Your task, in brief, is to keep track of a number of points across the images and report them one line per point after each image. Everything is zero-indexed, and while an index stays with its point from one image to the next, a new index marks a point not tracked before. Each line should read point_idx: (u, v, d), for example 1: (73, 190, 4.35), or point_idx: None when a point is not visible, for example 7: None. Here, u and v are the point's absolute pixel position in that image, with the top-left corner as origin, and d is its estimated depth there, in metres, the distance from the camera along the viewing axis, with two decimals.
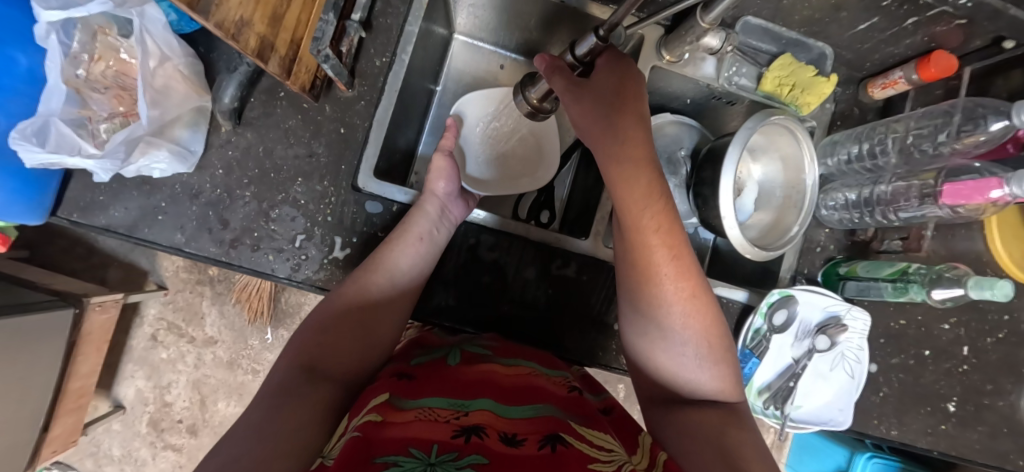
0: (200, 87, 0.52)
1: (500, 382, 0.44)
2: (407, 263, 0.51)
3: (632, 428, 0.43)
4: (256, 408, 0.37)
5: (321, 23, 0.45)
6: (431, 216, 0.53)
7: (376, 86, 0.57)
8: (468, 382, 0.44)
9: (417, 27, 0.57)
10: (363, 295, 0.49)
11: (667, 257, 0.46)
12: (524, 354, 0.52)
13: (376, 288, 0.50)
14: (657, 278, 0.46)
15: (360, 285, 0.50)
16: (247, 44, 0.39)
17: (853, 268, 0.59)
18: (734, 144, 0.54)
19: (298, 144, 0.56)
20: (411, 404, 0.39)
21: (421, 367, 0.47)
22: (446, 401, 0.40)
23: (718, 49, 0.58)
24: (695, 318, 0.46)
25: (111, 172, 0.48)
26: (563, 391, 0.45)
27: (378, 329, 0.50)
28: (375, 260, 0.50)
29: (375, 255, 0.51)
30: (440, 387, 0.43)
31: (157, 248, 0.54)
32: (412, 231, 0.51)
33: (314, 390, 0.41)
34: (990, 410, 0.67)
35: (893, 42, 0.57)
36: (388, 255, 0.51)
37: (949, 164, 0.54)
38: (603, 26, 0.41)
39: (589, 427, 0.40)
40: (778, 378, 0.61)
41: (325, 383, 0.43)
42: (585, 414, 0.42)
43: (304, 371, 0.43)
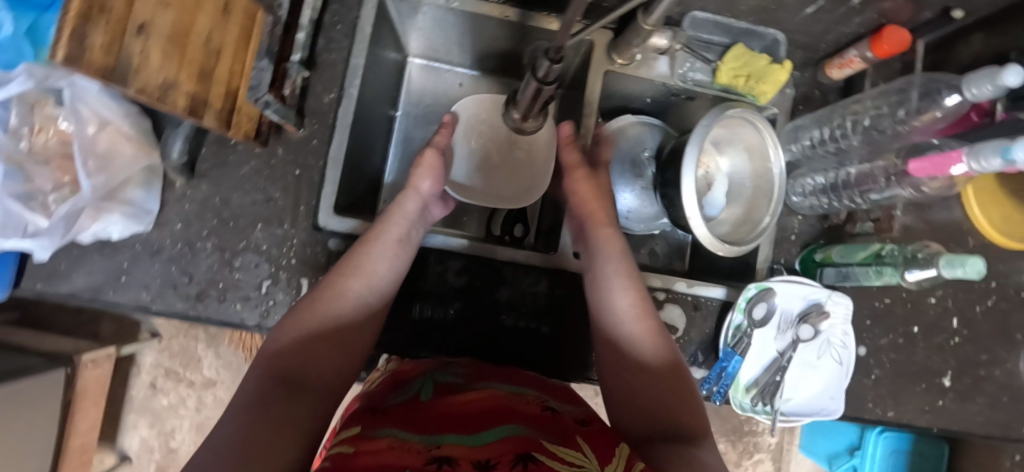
0: (148, 145, 0.52)
1: (476, 407, 0.43)
2: (383, 266, 0.50)
3: (611, 441, 0.40)
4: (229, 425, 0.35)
5: (257, 71, 0.44)
6: (408, 216, 0.53)
7: (327, 123, 0.57)
8: (440, 415, 0.42)
9: (362, 60, 0.57)
10: (341, 302, 0.47)
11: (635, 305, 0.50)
12: (499, 374, 0.50)
13: (356, 292, 0.48)
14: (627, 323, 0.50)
15: (337, 290, 0.47)
16: (178, 103, 0.39)
17: (828, 254, 0.58)
18: (691, 142, 0.53)
19: (254, 190, 0.55)
20: (383, 434, 0.38)
21: (394, 404, 0.45)
22: (417, 435, 0.38)
23: (667, 47, 0.57)
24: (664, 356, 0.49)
25: (50, 249, 0.47)
26: (535, 409, 0.43)
27: (356, 337, 0.47)
28: (351, 264, 0.49)
29: (349, 259, 0.49)
30: (413, 421, 0.41)
31: (123, 309, 0.54)
32: (390, 234, 0.51)
33: (289, 403, 0.39)
34: (988, 380, 0.66)
35: (843, 22, 0.56)
36: (365, 260, 0.49)
37: (909, 144, 0.53)
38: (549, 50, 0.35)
39: (564, 443, 0.38)
40: (764, 373, 0.59)
41: (302, 397, 0.40)
42: (558, 431, 0.40)
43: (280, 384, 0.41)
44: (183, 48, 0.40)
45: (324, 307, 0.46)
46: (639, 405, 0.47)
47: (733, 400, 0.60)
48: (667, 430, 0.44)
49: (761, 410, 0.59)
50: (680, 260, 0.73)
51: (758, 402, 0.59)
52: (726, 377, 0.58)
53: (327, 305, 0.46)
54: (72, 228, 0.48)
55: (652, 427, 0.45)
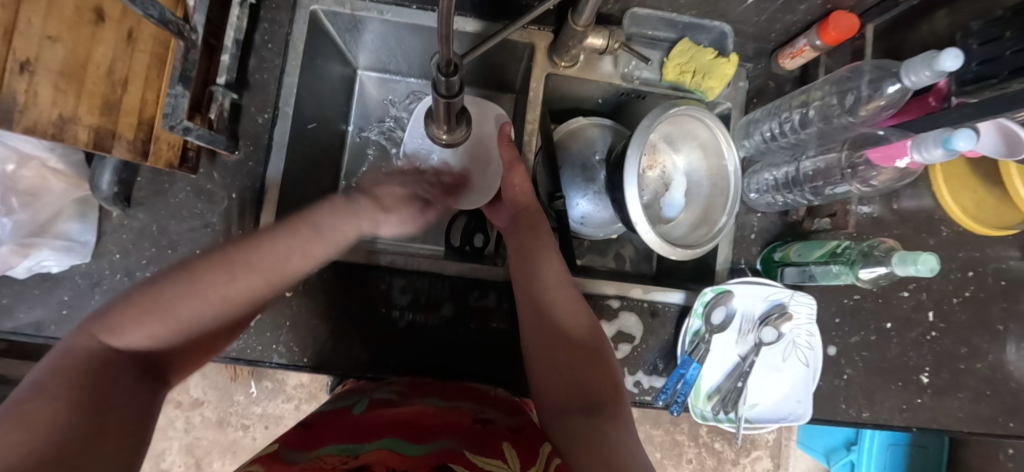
0: (80, 177, 0.52)
1: (407, 418, 0.41)
2: (299, 260, 0.42)
3: (536, 440, 0.42)
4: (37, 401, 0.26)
5: (172, 98, 0.43)
6: (358, 217, 0.47)
7: (262, 144, 0.56)
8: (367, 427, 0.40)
9: (296, 78, 0.56)
10: (236, 276, 0.38)
11: (563, 292, 0.50)
12: (436, 390, 0.49)
13: (259, 285, 0.39)
14: (551, 306, 0.49)
15: (229, 271, 0.38)
16: (79, 139, 0.38)
17: (787, 253, 0.56)
18: (632, 148, 0.51)
19: (192, 217, 0.54)
20: (300, 457, 0.35)
21: (323, 419, 0.43)
22: (339, 447, 0.36)
23: (606, 47, 0.55)
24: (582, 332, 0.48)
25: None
26: (469, 421, 0.42)
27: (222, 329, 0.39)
28: (263, 245, 0.40)
29: (250, 241, 0.40)
30: (337, 433, 0.39)
31: (66, 343, 0.53)
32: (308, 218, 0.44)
33: (140, 386, 0.32)
34: (968, 374, 0.63)
35: (788, 10, 0.54)
36: (269, 247, 0.41)
37: (857, 134, 0.50)
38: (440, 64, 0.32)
39: (486, 455, 0.37)
40: (727, 379, 0.56)
41: (148, 377, 0.33)
42: (485, 441, 0.39)
43: (135, 361, 0.33)
44: (80, 81, 0.38)
45: (209, 274, 0.37)
46: (560, 381, 0.46)
47: (694, 410, 0.57)
48: (586, 404, 0.43)
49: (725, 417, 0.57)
50: (645, 263, 0.70)
51: (721, 410, 0.56)
52: (684, 385, 0.55)
53: (235, 281, 0.38)
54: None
55: (570, 403, 0.44)
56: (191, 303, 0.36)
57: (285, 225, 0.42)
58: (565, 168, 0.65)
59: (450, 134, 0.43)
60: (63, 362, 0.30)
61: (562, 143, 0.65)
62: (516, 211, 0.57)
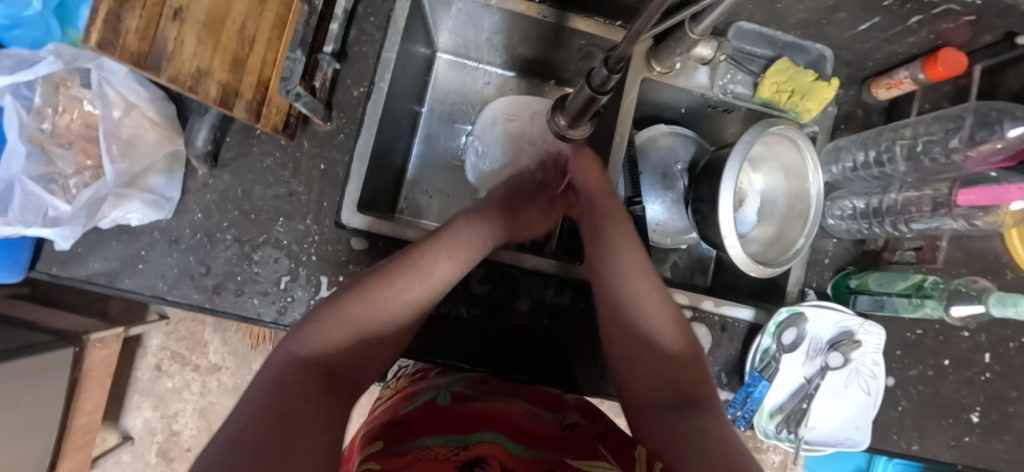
0: (172, 132, 0.51)
1: (499, 417, 0.42)
2: (442, 270, 0.47)
3: (629, 443, 0.41)
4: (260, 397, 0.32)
5: (290, 62, 0.42)
6: (464, 227, 0.50)
7: (355, 118, 0.55)
8: (463, 421, 0.41)
9: (394, 53, 0.55)
10: (398, 299, 0.44)
11: (648, 284, 0.48)
12: (511, 393, 0.50)
13: (415, 293, 0.45)
14: (637, 309, 0.47)
15: (400, 284, 0.44)
16: (209, 93, 0.38)
17: (865, 282, 0.56)
18: (733, 157, 0.51)
19: (277, 183, 0.54)
20: (408, 448, 0.36)
21: (410, 413, 0.44)
22: (443, 439, 0.37)
23: (711, 58, 0.54)
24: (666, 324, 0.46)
25: (73, 238, 0.46)
26: (556, 430, 0.43)
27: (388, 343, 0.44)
28: (420, 265, 0.45)
29: (407, 255, 0.46)
30: (435, 424, 0.41)
31: (138, 297, 0.53)
32: (443, 238, 0.48)
33: (327, 392, 0.35)
34: (1017, 418, 0.64)
35: (896, 41, 0.54)
36: (428, 261, 0.46)
37: (964, 173, 0.51)
38: (610, 56, 0.32)
39: (587, 459, 0.37)
40: (790, 399, 0.58)
41: (338, 386, 0.37)
42: (580, 447, 0.40)
43: (320, 374, 0.36)
44: (217, 36, 0.38)
45: (383, 294, 0.43)
46: (646, 374, 0.45)
47: (756, 426, 0.59)
48: (679, 398, 0.42)
49: (784, 436, 0.58)
50: (704, 275, 0.70)
51: (782, 429, 0.58)
52: (750, 402, 0.56)
53: (387, 302, 0.43)
54: (89, 217, 0.46)
55: (658, 397, 0.43)
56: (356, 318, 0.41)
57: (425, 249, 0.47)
58: (644, 174, 0.66)
59: (571, 127, 0.43)
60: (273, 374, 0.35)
61: (642, 148, 0.66)
62: (588, 197, 0.55)
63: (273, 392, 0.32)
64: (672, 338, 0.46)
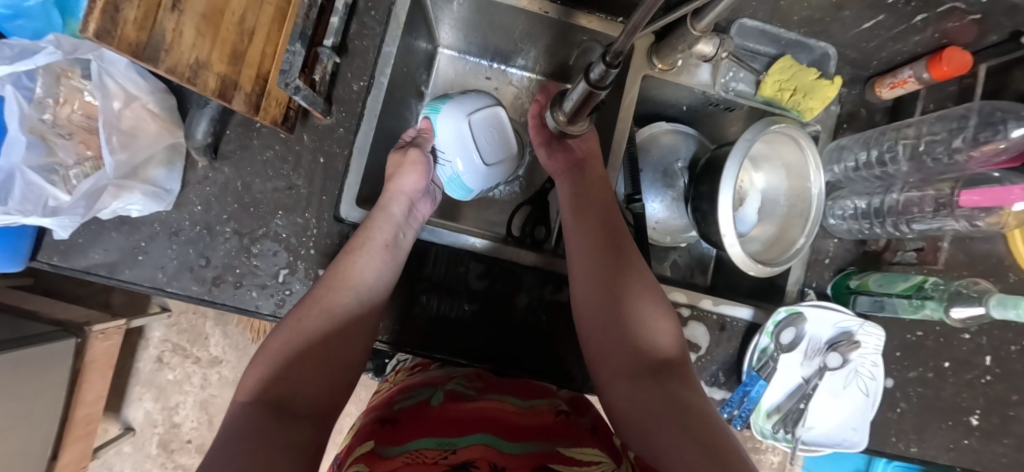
0: (173, 125, 0.51)
1: (490, 417, 0.42)
2: (369, 273, 0.49)
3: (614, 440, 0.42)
4: (217, 449, 0.33)
5: (290, 54, 0.42)
6: (397, 221, 0.52)
7: (355, 112, 0.55)
8: (454, 420, 0.41)
9: (395, 47, 0.55)
10: (329, 311, 0.46)
11: (627, 262, 0.51)
12: (509, 389, 0.49)
13: (344, 303, 0.47)
14: (627, 312, 0.48)
15: (325, 301, 0.46)
16: (208, 85, 0.38)
17: (865, 282, 0.56)
18: (734, 155, 0.51)
19: (277, 177, 0.54)
20: (398, 451, 0.37)
21: (404, 409, 0.44)
22: (432, 441, 0.37)
23: (713, 56, 0.54)
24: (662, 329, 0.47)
25: (71, 227, 0.46)
26: (550, 416, 0.43)
27: (346, 351, 0.46)
28: (337, 276, 0.48)
29: (336, 270, 0.48)
30: (426, 424, 0.40)
31: (138, 289, 0.53)
32: (376, 239, 0.50)
33: (285, 428, 0.37)
34: (1017, 422, 0.63)
35: (901, 40, 0.53)
36: (351, 268, 0.48)
37: (967, 174, 0.50)
38: (608, 52, 0.32)
39: (578, 449, 0.38)
40: (788, 399, 0.57)
41: (292, 420, 0.38)
42: (573, 435, 0.40)
43: (268, 409, 0.38)
44: (216, 27, 0.38)
45: (310, 323, 0.45)
46: (621, 347, 0.47)
47: (753, 426, 0.58)
48: (653, 368, 0.44)
49: (781, 436, 0.58)
50: (703, 274, 0.70)
51: (779, 429, 0.57)
52: (748, 402, 0.56)
53: (314, 319, 0.45)
54: (88, 207, 0.46)
55: (631, 367, 0.45)
56: (292, 349, 0.43)
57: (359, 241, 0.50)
58: (644, 172, 0.66)
59: (570, 123, 0.44)
60: (230, 431, 0.36)
61: (643, 146, 0.65)
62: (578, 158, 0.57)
63: (228, 448, 0.33)
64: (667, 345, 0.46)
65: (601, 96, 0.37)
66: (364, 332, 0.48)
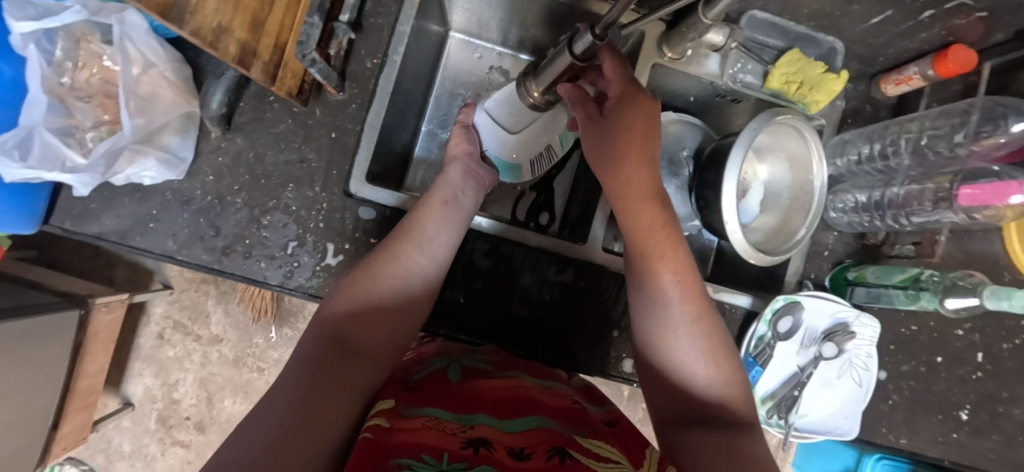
0: (188, 94, 0.52)
1: (508, 398, 0.43)
2: (434, 228, 0.50)
3: (641, 442, 0.41)
4: (284, 386, 0.37)
5: (307, 27, 0.44)
6: (455, 183, 0.54)
7: (367, 89, 0.56)
8: (471, 399, 0.42)
9: (409, 27, 0.56)
10: (393, 267, 0.47)
11: (681, 288, 0.45)
12: (529, 370, 0.51)
13: (413, 259, 0.48)
14: (665, 321, 0.44)
15: (396, 253, 0.48)
16: (228, 51, 0.38)
17: (862, 274, 0.57)
18: (737, 147, 0.52)
19: (289, 149, 0.55)
20: (417, 413, 0.38)
21: (421, 379, 0.46)
22: (450, 414, 0.39)
23: (722, 45, 0.55)
24: (703, 338, 0.44)
25: (91, 185, 0.47)
26: (564, 405, 0.44)
27: (413, 301, 0.48)
28: (406, 233, 0.49)
29: (406, 225, 0.50)
30: (444, 397, 0.42)
31: (149, 256, 0.54)
32: (436, 197, 0.52)
33: (343, 369, 0.40)
34: (1006, 418, 0.64)
35: (908, 36, 0.54)
36: (419, 225, 0.50)
37: (967, 168, 0.51)
38: (598, 24, 0.36)
39: (592, 438, 0.39)
40: (782, 387, 0.59)
41: (355, 360, 0.42)
42: (588, 425, 0.42)
43: (331, 349, 0.41)
44: None
45: (380, 271, 0.47)
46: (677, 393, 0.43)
47: None
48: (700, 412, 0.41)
49: (774, 422, 0.59)
50: (704, 265, 0.71)
51: (773, 415, 0.59)
52: None
53: (383, 273, 0.47)
54: (105, 169, 0.47)
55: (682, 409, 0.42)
56: (361, 296, 0.45)
57: (416, 213, 0.51)
58: None
59: (543, 92, 0.52)
60: (305, 357, 0.40)
61: None
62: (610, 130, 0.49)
63: (296, 379, 0.38)
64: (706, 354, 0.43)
65: (581, 65, 0.43)
66: (432, 288, 0.50)
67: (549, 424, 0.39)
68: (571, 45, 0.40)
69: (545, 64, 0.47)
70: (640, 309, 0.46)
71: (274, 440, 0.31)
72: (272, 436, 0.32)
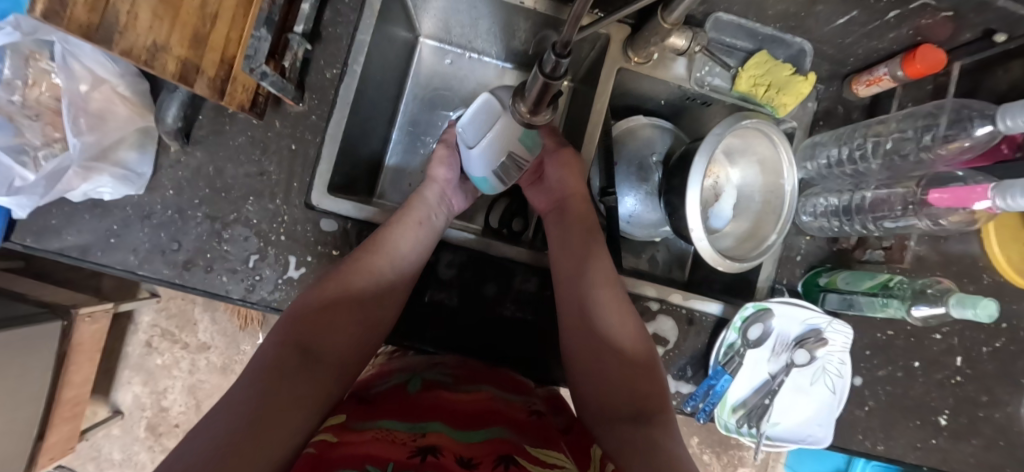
0: (143, 108, 0.51)
1: (464, 409, 0.43)
2: (407, 244, 0.51)
3: (586, 445, 0.43)
4: (237, 390, 0.36)
5: (256, 40, 0.44)
6: (430, 204, 0.55)
7: (327, 99, 0.55)
8: (424, 410, 0.42)
9: (368, 36, 0.55)
10: (362, 278, 0.47)
11: (611, 297, 0.48)
12: (487, 378, 0.50)
13: (383, 270, 0.48)
14: (596, 315, 0.47)
15: (366, 266, 0.48)
16: (166, 69, 0.39)
17: (834, 280, 0.56)
18: (702, 151, 0.51)
19: (248, 163, 0.54)
20: (367, 425, 0.38)
21: (379, 395, 0.45)
22: (402, 424, 0.39)
23: (686, 49, 0.54)
24: (626, 330, 0.47)
25: (28, 207, 0.47)
26: (523, 415, 0.43)
27: (379, 309, 0.48)
28: (378, 247, 0.49)
29: (378, 239, 0.50)
30: (397, 409, 0.42)
31: (110, 271, 0.53)
32: (411, 216, 0.53)
33: (302, 374, 0.40)
34: (986, 422, 0.63)
35: (876, 36, 0.53)
36: (390, 237, 0.50)
37: (931, 172, 0.50)
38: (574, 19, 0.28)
39: (547, 448, 0.38)
40: (754, 394, 0.57)
41: (316, 368, 0.41)
42: (543, 436, 0.40)
43: (292, 351, 0.41)
44: (175, 10, 0.39)
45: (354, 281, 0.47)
46: (600, 386, 0.45)
47: (718, 420, 0.58)
48: (634, 410, 0.43)
49: (745, 432, 0.58)
50: (681, 269, 0.71)
51: (744, 424, 0.57)
52: (713, 395, 0.56)
53: (353, 282, 0.47)
54: (42, 191, 0.47)
55: (617, 409, 0.43)
56: (326, 302, 0.45)
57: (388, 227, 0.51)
58: (620, 165, 0.65)
59: (534, 114, 0.42)
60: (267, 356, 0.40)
61: (620, 139, 0.65)
62: (563, 194, 0.55)
63: (253, 382, 0.37)
64: (627, 344, 0.46)
65: (558, 86, 0.36)
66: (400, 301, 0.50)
67: (502, 435, 0.39)
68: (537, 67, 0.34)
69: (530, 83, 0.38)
70: (569, 304, 0.49)
71: (222, 447, 0.31)
72: (217, 445, 0.31)
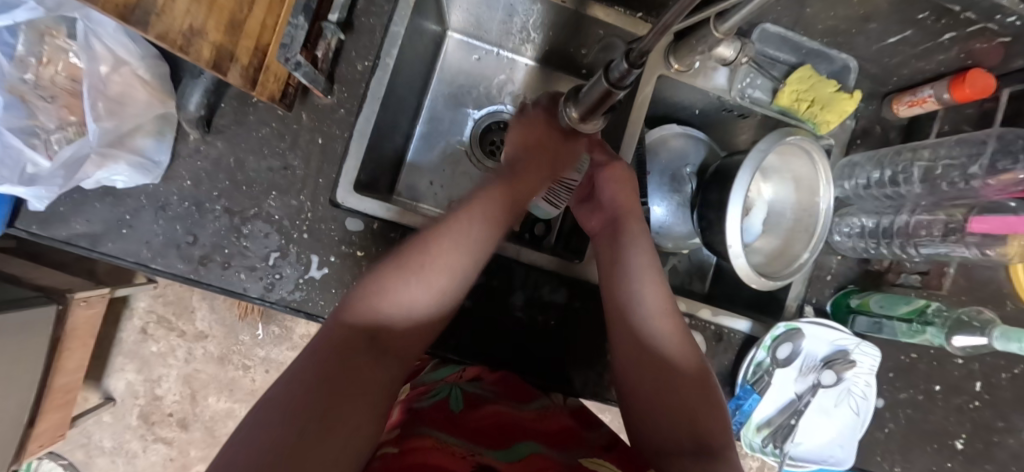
0: (164, 94, 0.49)
1: (505, 422, 0.42)
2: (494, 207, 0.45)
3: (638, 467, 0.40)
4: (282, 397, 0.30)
5: (291, 28, 0.41)
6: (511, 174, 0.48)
7: (357, 93, 0.53)
8: (470, 422, 0.41)
9: (403, 28, 0.53)
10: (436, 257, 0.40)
11: (671, 327, 0.46)
12: (524, 395, 0.49)
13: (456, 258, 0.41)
14: (650, 336, 0.46)
15: (426, 246, 0.41)
16: (201, 55, 0.36)
17: (866, 302, 0.56)
18: (745, 167, 0.49)
19: (272, 155, 0.52)
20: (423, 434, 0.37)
21: (423, 407, 0.42)
22: (456, 437, 0.37)
23: (732, 60, 0.52)
24: (682, 351, 0.45)
25: (48, 198, 0.45)
26: (558, 430, 0.43)
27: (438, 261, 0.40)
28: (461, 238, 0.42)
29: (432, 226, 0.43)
30: (449, 424, 0.40)
31: (122, 264, 0.50)
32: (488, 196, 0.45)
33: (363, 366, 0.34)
34: (1000, 448, 0.63)
35: (925, 57, 0.52)
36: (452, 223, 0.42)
37: (982, 201, 0.49)
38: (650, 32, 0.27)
39: (590, 458, 0.39)
40: (779, 414, 0.57)
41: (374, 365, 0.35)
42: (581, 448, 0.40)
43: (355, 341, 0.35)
44: None
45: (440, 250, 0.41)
46: (654, 418, 0.43)
47: (742, 438, 0.58)
48: (694, 445, 0.41)
49: (770, 451, 0.57)
50: (703, 282, 0.69)
51: (768, 443, 0.57)
52: (739, 414, 0.56)
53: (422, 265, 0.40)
54: (60, 183, 0.45)
55: (678, 445, 0.41)
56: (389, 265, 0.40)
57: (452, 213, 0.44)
58: (652, 174, 0.64)
59: (584, 121, 0.40)
60: (331, 336, 0.35)
61: (652, 148, 0.64)
62: (616, 213, 0.52)
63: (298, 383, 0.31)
64: (683, 364, 0.45)
65: (621, 97, 0.34)
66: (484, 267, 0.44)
67: (538, 451, 0.38)
68: (604, 74, 0.32)
69: (590, 87, 0.36)
70: (613, 320, 0.47)
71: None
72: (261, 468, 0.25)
